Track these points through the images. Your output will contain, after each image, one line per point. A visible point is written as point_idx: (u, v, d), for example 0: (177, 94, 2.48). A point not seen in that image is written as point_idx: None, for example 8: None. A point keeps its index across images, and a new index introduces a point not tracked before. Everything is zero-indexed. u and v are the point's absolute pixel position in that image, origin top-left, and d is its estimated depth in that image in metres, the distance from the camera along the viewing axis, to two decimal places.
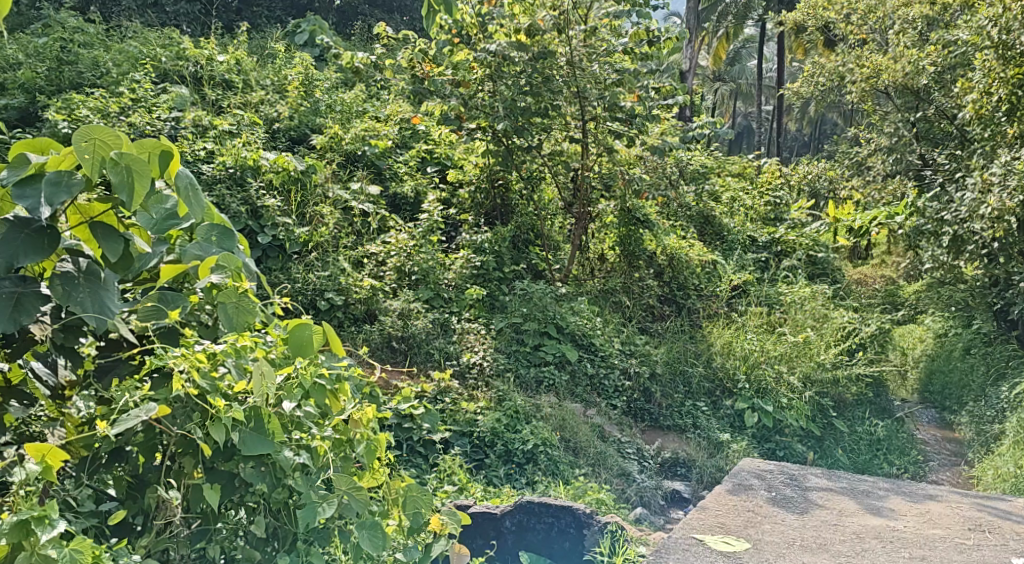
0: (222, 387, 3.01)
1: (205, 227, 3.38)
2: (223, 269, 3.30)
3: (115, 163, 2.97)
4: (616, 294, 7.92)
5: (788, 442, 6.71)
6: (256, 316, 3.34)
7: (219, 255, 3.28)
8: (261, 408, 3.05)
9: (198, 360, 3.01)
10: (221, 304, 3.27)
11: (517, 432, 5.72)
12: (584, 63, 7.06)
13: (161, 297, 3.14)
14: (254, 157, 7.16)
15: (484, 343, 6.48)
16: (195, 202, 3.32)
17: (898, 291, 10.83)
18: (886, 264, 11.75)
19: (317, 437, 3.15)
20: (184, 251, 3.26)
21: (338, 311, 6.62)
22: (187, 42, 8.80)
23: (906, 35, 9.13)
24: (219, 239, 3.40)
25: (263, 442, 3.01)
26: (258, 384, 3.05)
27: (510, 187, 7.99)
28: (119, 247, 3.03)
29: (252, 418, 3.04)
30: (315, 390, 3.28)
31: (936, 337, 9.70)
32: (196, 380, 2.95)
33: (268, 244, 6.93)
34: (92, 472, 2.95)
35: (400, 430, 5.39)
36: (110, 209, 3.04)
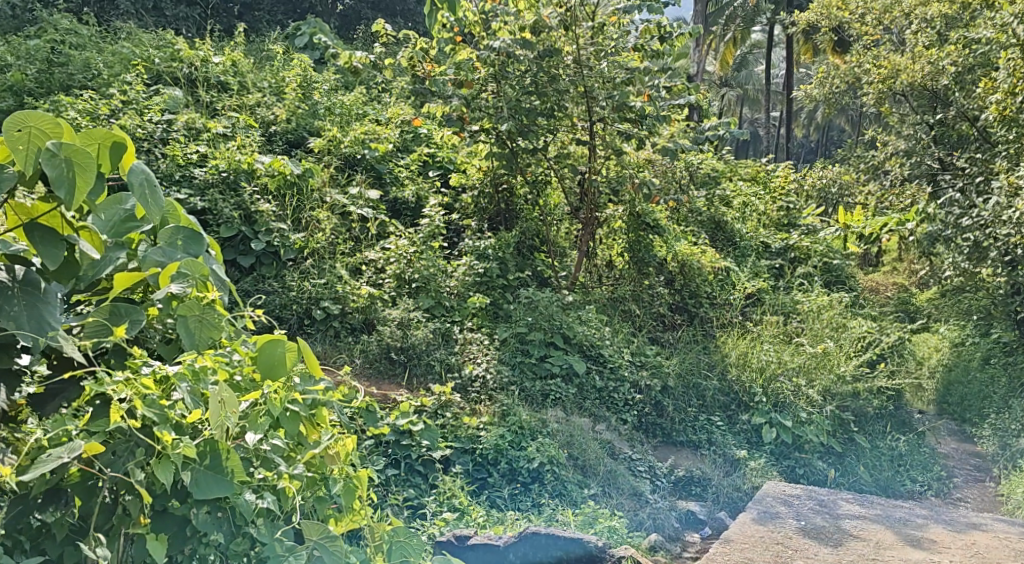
0: (172, 417, 2.73)
1: (168, 231, 3.24)
2: (185, 277, 3.14)
3: (53, 155, 2.79)
4: (624, 302, 7.59)
5: (807, 459, 6.37)
6: (220, 331, 3.10)
7: (181, 262, 3.14)
8: (219, 441, 2.77)
9: (144, 387, 2.73)
10: (182, 317, 3.05)
11: (522, 449, 5.39)
12: (593, 62, 6.78)
13: (112, 311, 2.95)
14: (249, 160, 6.87)
15: (488, 355, 6.18)
16: (153, 202, 3.14)
17: (911, 299, 10.50)
18: (898, 272, 11.42)
19: (284, 476, 2.89)
20: (144, 257, 3.12)
21: (335, 320, 6.33)
22: (182, 43, 8.50)
23: (924, 35, 8.82)
24: (184, 244, 3.27)
25: (222, 483, 2.73)
26: (215, 415, 2.76)
27: (514, 191, 7.70)
28: (60, 254, 2.87)
29: (207, 455, 2.75)
30: (286, 417, 3.04)
31: (953, 347, 9.16)
32: (140, 409, 2.66)
33: (262, 251, 6.61)
34: (22, 515, 2.61)
35: (398, 448, 5.10)
36: (53, 210, 2.88)
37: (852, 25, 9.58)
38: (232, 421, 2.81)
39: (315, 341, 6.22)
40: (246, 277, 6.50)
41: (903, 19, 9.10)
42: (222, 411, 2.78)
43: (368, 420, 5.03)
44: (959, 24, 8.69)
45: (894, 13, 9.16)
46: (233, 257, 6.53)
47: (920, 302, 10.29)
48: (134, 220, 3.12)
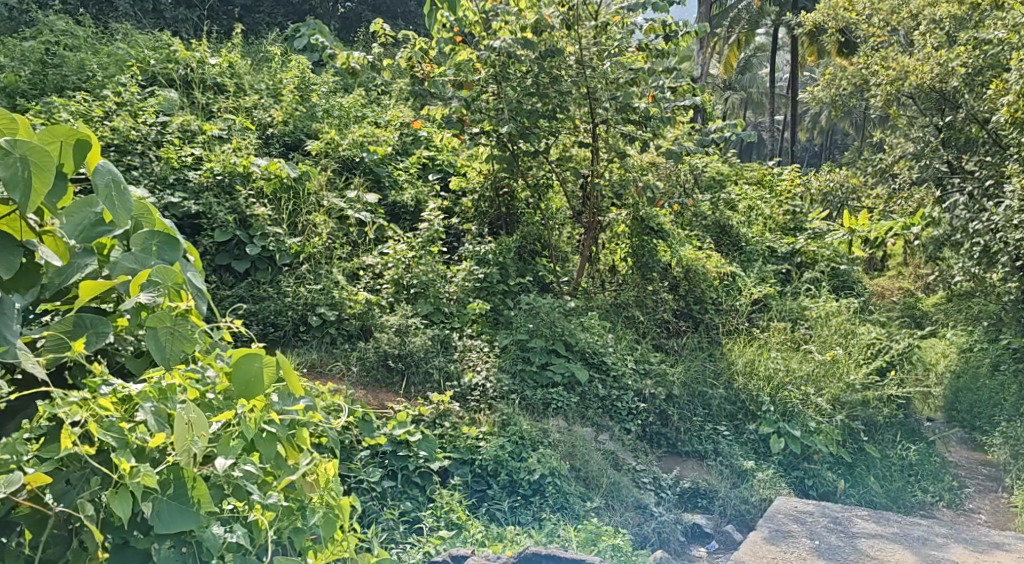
0: (133, 441, 2.83)
1: (143, 237, 3.37)
2: (156, 286, 3.26)
3: (9, 154, 2.93)
4: (627, 308, 7.45)
5: (816, 470, 6.22)
6: (191, 343, 3.21)
7: (152, 271, 3.25)
8: (182, 469, 2.89)
9: (101, 410, 2.84)
10: (153, 329, 3.14)
11: (522, 461, 5.23)
12: (596, 63, 6.65)
13: (78, 323, 3.12)
14: (245, 163, 6.71)
15: (488, 362, 6.03)
16: (120, 205, 3.27)
17: (916, 303, 10.34)
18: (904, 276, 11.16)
19: (255, 508, 3.03)
20: (116, 265, 3.27)
21: (331, 327, 6.17)
22: (178, 44, 8.32)
23: (933, 36, 8.68)
24: (160, 249, 3.41)
25: (186, 514, 2.85)
26: (180, 440, 2.86)
27: (515, 195, 7.55)
28: (14, 260, 3.01)
29: (171, 485, 2.87)
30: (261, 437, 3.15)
31: (960, 352, 8.97)
32: (98, 436, 2.77)
33: (257, 255, 6.44)
34: None
35: (395, 459, 4.97)
36: (11, 212, 3.02)
37: (859, 26, 9.39)
38: (199, 449, 2.91)
39: (310, 348, 6.05)
40: (240, 282, 6.33)
41: (910, 20, 8.92)
42: (186, 434, 2.89)
43: (364, 430, 5.01)
44: (968, 25, 8.53)
45: (901, 14, 8.97)
46: (227, 262, 6.37)
47: (927, 306, 10.10)
48: (102, 223, 3.29)
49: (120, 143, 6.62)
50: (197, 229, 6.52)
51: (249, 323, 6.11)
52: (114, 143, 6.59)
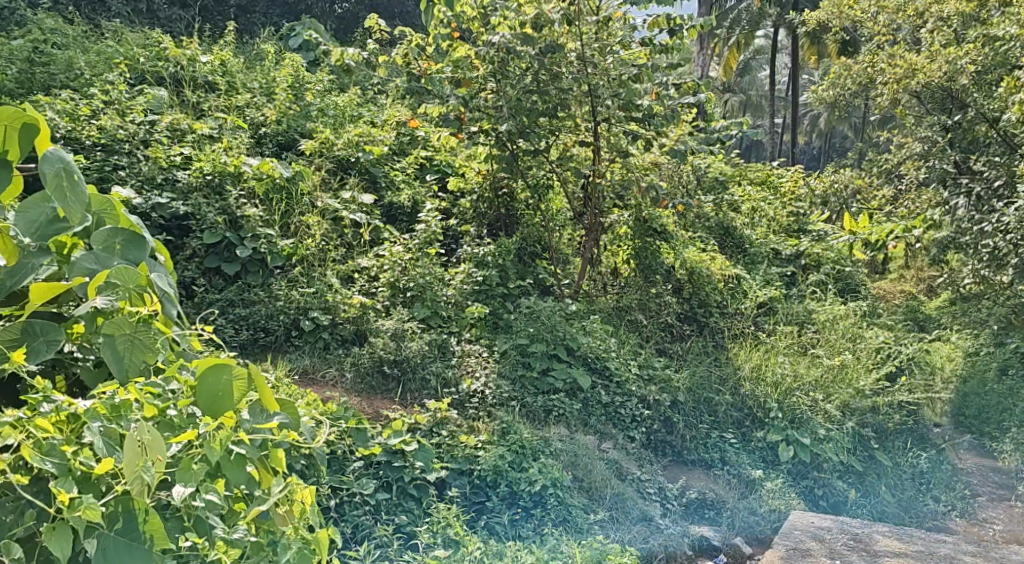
0: (76, 469, 3.06)
1: (106, 235, 3.80)
2: (112, 291, 3.60)
3: None
4: (630, 311, 7.23)
5: (826, 479, 6.03)
6: (144, 350, 3.56)
7: (111, 273, 3.61)
8: (133, 500, 3.09)
9: (44, 436, 3.09)
10: (108, 333, 3.49)
11: (522, 471, 5.04)
12: (597, 59, 6.44)
13: (27, 327, 3.49)
14: (236, 163, 6.49)
15: (486, 368, 5.85)
16: (74, 201, 3.70)
17: (918, 307, 10.07)
18: (906, 279, 10.78)
19: (216, 545, 3.21)
20: (76, 266, 3.64)
21: (324, 332, 5.96)
22: (168, 41, 8.08)
23: (941, 34, 8.35)
24: (122, 248, 3.83)
25: (133, 549, 3.06)
26: (131, 465, 3.07)
27: (515, 195, 7.34)
28: None
29: (120, 519, 3.07)
30: (223, 460, 3.35)
31: (965, 355, 8.71)
32: (43, 465, 3.00)
33: (248, 258, 6.22)
34: None
35: (390, 470, 4.76)
36: None
37: (864, 24, 9.07)
38: (151, 478, 3.11)
39: (302, 354, 5.85)
40: (230, 286, 6.12)
41: (917, 17, 8.59)
42: (138, 457, 3.10)
43: (359, 441, 4.82)
44: (976, 23, 8.20)
45: (907, 12, 8.63)
46: (217, 264, 6.17)
47: (930, 309, 9.87)
48: (57, 220, 3.68)
49: (108, 143, 6.46)
50: (186, 230, 6.31)
51: (239, 328, 5.88)
52: (101, 143, 6.44)
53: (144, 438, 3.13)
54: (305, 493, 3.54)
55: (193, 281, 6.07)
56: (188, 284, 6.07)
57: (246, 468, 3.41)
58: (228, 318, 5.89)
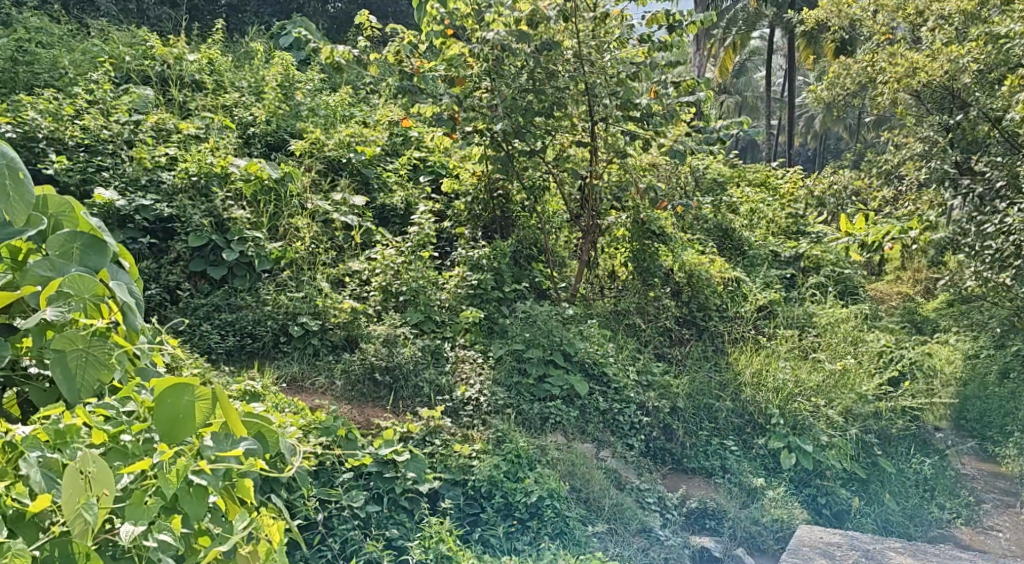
0: (13, 507, 3.08)
1: (64, 239, 3.81)
2: (65, 303, 3.62)
3: None
4: (628, 315, 7.08)
5: (829, 487, 5.87)
6: (96, 365, 3.59)
7: (64, 282, 3.63)
8: (73, 540, 3.08)
9: None
10: (56, 349, 3.52)
11: (518, 481, 4.89)
12: (594, 56, 6.27)
13: None
14: (222, 164, 6.33)
15: (481, 374, 5.69)
16: (24, 203, 3.71)
17: (916, 307, 9.75)
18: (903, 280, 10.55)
19: None
20: (30, 273, 3.67)
21: (314, 338, 5.78)
22: (155, 40, 7.89)
23: (942, 32, 8.16)
24: (82, 253, 3.85)
25: None
26: (70, 504, 3.07)
27: (511, 196, 7.19)
28: None
29: (59, 556, 3.06)
30: (180, 492, 3.33)
31: (965, 357, 8.50)
32: None
33: (234, 261, 6.04)
34: None
35: (381, 481, 4.62)
36: None
37: (863, 24, 8.88)
38: (91, 514, 3.10)
39: (291, 360, 5.67)
40: (216, 290, 5.94)
41: (918, 16, 8.43)
42: (80, 494, 3.09)
43: (348, 450, 4.67)
44: (978, 22, 8.01)
45: (908, 10, 8.47)
46: (203, 268, 5.99)
47: (927, 311, 9.60)
48: (9, 224, 3.72)
49: (91, 143, 6.30)
50: (171, 233, 6.14)
51: (225, 334, 5.68)
52: (85, 143, 6.29)
53: (85, 471, 3.12)
54: (272, 529, 3.53)
55: (178, 285, 5.89)
56: (172, 288, 5.88)
57: (205, 499, 3.37)
58: (214, 324, 5.70)
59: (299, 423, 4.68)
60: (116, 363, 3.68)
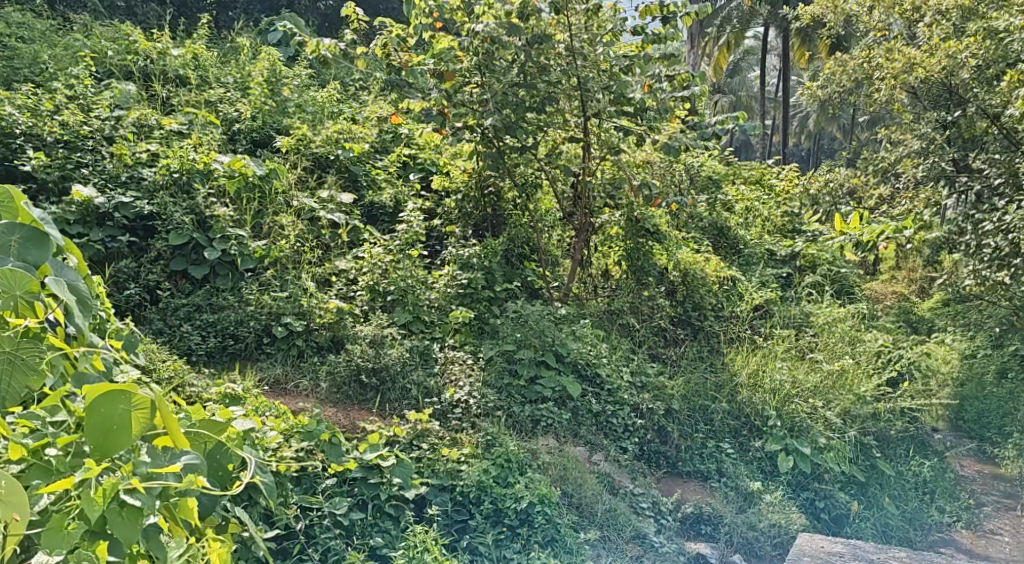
0: None
1: (5, 235, 3.87)
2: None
3: None
4: (622, 315, 6.93)
5: (827, 491, 5.73)
6: (24, 367, 3.65)
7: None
8: None
9: None
10: None
11: (508, 487, 4.75)
12: (587, 50, 6.15)
13: None
14: (205, 161, 6.16)
15: (471, 377, 5.52)
16: None
17: (911, 309, 9.43)
18: (897, 280, 10.15)
19: None
20: None
21: (298, 339, 5.62)
22: (138, 34, 7.70)
23: (940, 27, 7.99)
24: (23, 249, 3.89)
25: None
26: None
27: (503, 194, 7.03)
28: None
29: None
30: (110, 514, 3.31)
31: (964, 358, 8.30)
32: None
33: (217, 260, 5.87)
34: None
35: (366, 487, 4.47)
36: None
37: (858, 20, 8.70)
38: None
39: (274, 362, 5.52)
40: (198, 290, 5.77)
41: (915, 12, 8.25)
42: None
43: (332, 455, 4.52)
44: (977, 17, 7.85)
45: (904, 5, 8.29)
46: (184, 267, 5.82)
47: (923, 310, 9.40)
48: None
49: (70, 139, 6.11)
50: (151, 231, 5.97)
51: (207, 335, 5.51)
52: (64, 139, 6.10)
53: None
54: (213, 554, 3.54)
55: (158, 284, 5.72)
56: (152, 288, 5.71)
57: (135, 522, 3.34)
58: (195, 325, 5.53)
59: (280, 427, 4.53)
60: (48, 368, 3.72)
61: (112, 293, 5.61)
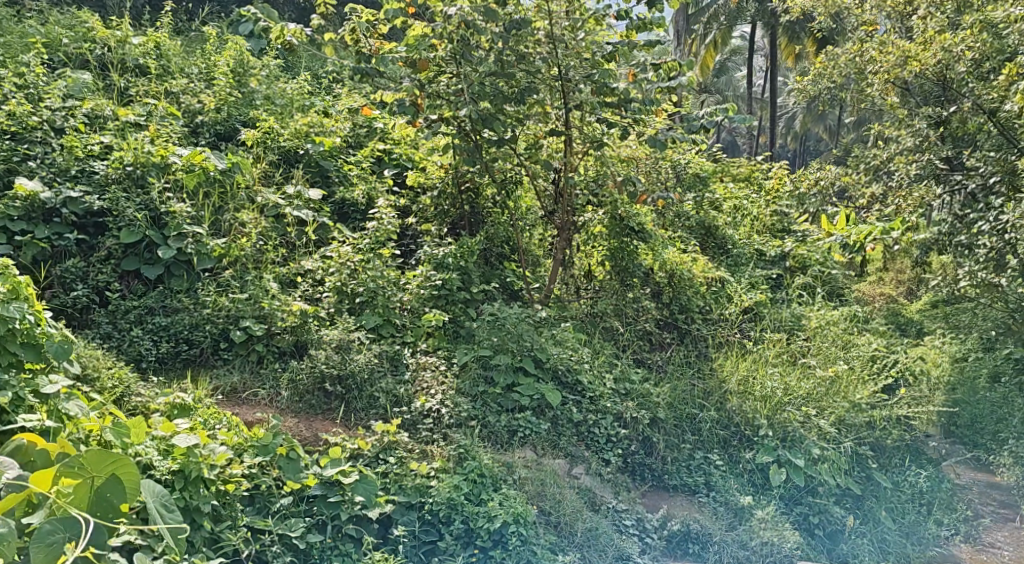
0: None
1: None
2: None
3: None
4: (605, 318, 6.60)
5: (822, 505, 5.40)
6: None
7: None
8: None
9: None
10: None
11: (480, 504, 4.43)
12: (567, 37, 5.77)
13: None
14: (162, 153, 5.73)
15: (444, 384, 5.18)
16: None
17: (899, 309, 9.08)
18: (884, 281, 9.82)
19: None
20: None
21: (258, 344, 5.26)
22: (96, 20, 7.28)
23: (934, 20, 7.59)
24: None
25: None
26: None
27: (481, 191, 6.69)
28: None
29: None
30: None
31: (953, 361, 7.82)
32: None
33: (172, 259, 5.49)
34: None
35: (325, 506, 4.18)
36: None
37: (850, 12, 8.36)
38: None
39: (231, 370, 5.16)
40: (150, 291, 5.39)
41: (907, 5, 7.89)
42: None
43: (288, 471, 4.21)
44: (973, 8, 7.52)
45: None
46: (136, 267, 5.44)
47: (911, 312, 8.98)
48: None
49: (16, 131, 5.71)
50: (102, 228, 5.59)
51: (159, 340, 5.15)
52: (10, 130, 5.70)
53: None
54: None
55: (107, 285, 5.34)
56: (102, 289, 5.34)
57: None
58: (146, 329, 5.16)
59: (232, 441, 4.20)
60: None
61: (59, 294, 5.24)
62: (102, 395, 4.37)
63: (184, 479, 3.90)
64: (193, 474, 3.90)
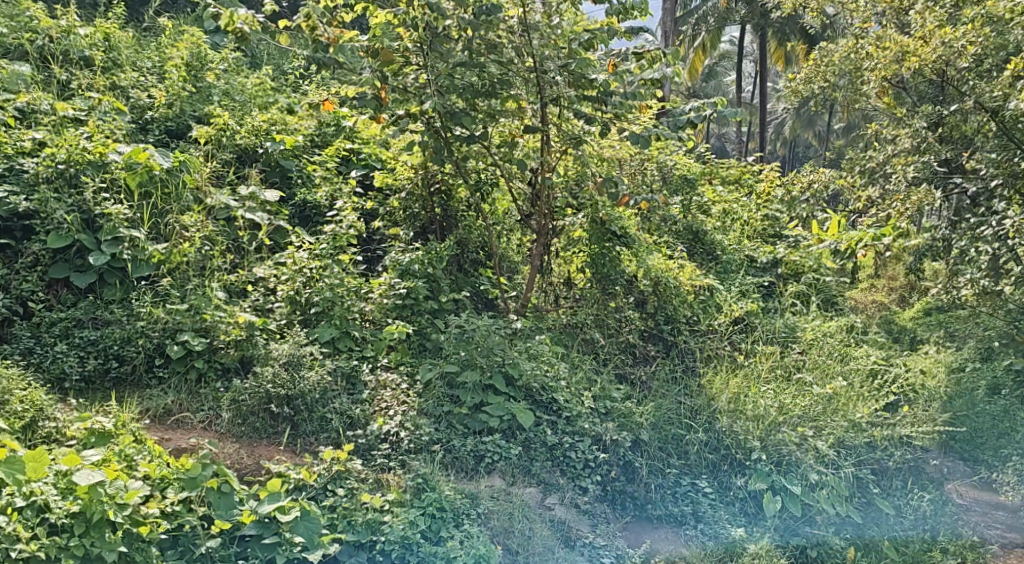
0: None
1: None
2: None
3: None
4: (585, 329, 6.15)
5: (821, 536, 4.94)
6: None
7: None
8: None
9: None
10: None
11: (439, 544, 4.08)
12: (543, 25, 5.27)
13: None
14: (100, 150, 5.21)
15: (404, 404, 4.71)
16: None
17: (894, 317, 8.59)
18: (878, 287, 9.38)
19: None
20: None
21: (198, 360, 4.79)
22: (39, 9, 6.75)
23: (934, 13, 6.99)
24: None
25: None
26: None
27: (453, 192, 6.22)
28: None
29: None
30: None
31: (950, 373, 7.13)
32: None
33: (105, 266, 5.02)
34: None
35: (260, 549, 3.86)
36: None
37: (845, 6, 7.87)
38: None
39: (166, 390, 4.70)
40: (81, 301, 4.92)
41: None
42: None
43: (219, 509, 3.88)
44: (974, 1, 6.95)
45: None
46: (65, 275, 4.96)
47: (905, 319, 8.49)
48: None
49: None
50: (30, 231, 5.08)
51: (86, 356, 4.69)
52: None
53: None
54: None
55: (31, 294, 4.85)
56: (25, 299, 4.85)
57: None
58: (72, 344, 4.71)
59: (154, 473, 3.86)
60: None
61: None
62: (9, 422, 4.01)
63: (86, 522, 3.63)
64: (96, 517, 3.63)
